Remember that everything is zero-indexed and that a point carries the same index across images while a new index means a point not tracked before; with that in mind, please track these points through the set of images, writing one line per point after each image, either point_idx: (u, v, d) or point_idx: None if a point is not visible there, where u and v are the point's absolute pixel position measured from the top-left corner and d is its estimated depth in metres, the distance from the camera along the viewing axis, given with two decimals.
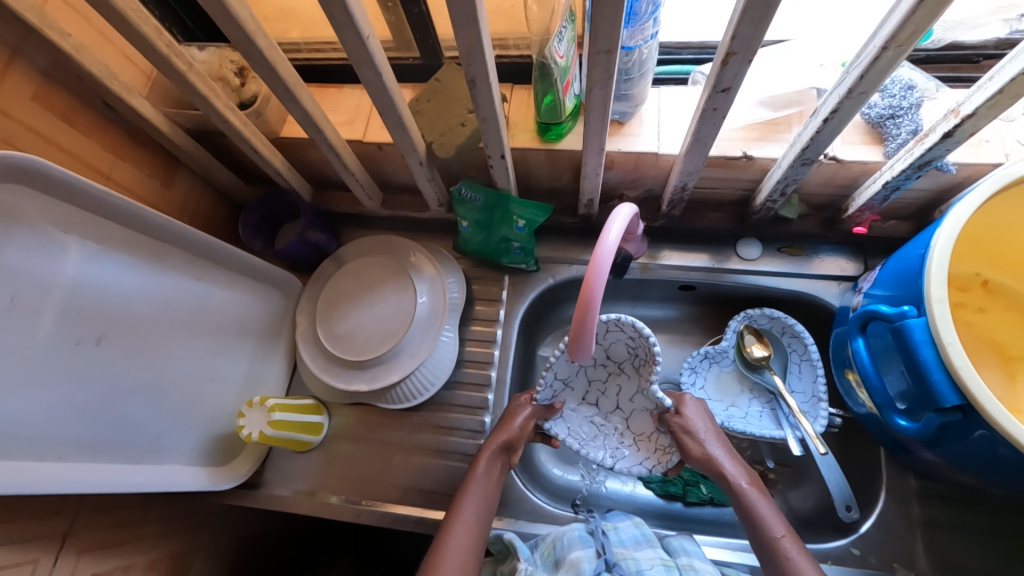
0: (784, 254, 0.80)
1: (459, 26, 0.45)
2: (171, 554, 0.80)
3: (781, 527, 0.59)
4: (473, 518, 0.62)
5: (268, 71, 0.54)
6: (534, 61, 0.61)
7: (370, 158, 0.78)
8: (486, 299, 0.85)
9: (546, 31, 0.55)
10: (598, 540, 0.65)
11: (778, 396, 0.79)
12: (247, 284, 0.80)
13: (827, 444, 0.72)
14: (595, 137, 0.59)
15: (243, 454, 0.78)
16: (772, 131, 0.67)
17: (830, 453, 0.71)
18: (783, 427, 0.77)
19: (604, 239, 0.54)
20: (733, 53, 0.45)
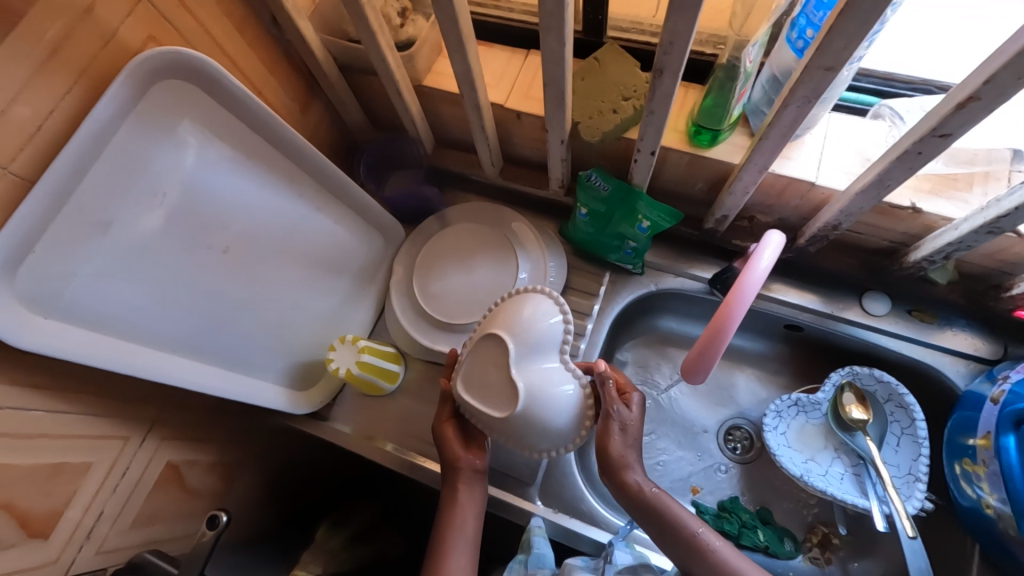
0: (912, 318, 0.74)
1: (674, 8, 0.42)
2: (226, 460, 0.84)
3: (696, 522, 0.57)
4: (468, 529, 0.63)
5: (449, 17, 0.53)
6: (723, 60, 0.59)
7: (504, 125, 0.77)
8: (581, 291, 0.83)
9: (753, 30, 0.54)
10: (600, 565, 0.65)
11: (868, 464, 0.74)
12: (357, 224, 0.80)
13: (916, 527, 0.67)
14: (763, 154, 0.55)
15: (319, 385, 0.80)
16: (948, 186, 0.61)
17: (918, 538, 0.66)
18: (868, 498, 0.72)
19: (753, 267, 0.52)
20: (976, 98, 0.40)
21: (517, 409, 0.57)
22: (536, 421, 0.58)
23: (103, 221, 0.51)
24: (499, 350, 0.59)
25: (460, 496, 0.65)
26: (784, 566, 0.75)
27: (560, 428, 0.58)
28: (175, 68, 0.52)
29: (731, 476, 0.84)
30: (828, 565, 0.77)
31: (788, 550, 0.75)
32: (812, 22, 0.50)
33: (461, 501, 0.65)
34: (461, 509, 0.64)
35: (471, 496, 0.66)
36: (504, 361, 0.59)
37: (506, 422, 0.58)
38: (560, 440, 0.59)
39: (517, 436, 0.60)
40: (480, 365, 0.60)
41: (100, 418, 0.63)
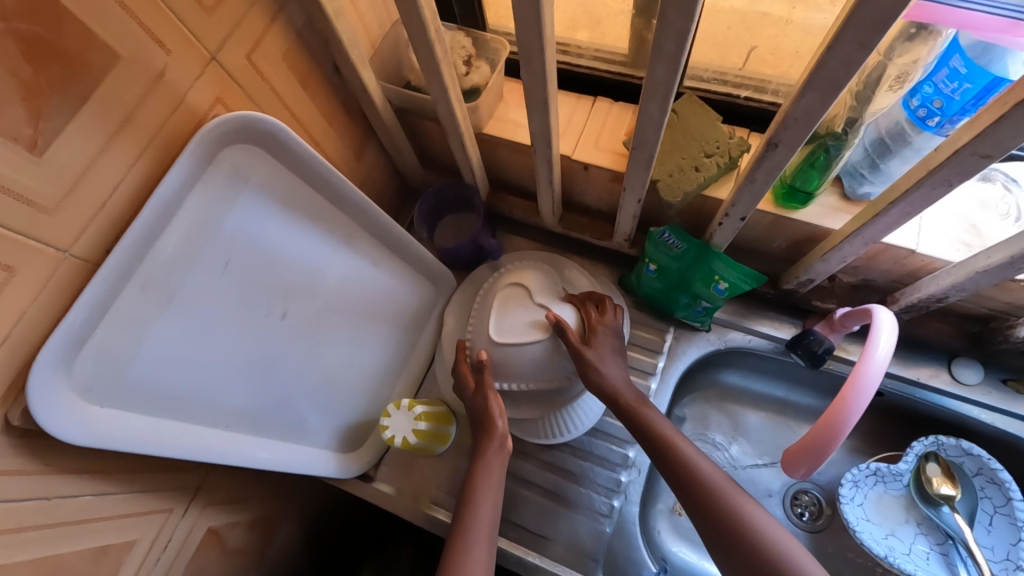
0: (1008, 388, 0.69)
1: (809, 87, 0.38)
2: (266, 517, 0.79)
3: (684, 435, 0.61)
4: (489, 510, 0.59)
5: (537, 77, 0.49)
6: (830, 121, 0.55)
7: (568, 175, 0.72)
8: (643, 346, 0.78)
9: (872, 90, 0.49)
10: None
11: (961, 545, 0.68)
12: (410, 274, 0.76)
13: None
14: (876, 228, 0.50)
15: (367, 443, 0.75)
16: None
17: None
18: None
19: (870, 360, 0.48)
20: None
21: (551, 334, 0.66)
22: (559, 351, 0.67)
23: (165, 297, 0.48)
24: (521, 289, 0.70)
25: (491, 476, 0.62)
26: None
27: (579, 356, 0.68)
28: (244, 132, 0.49)
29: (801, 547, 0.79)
30: None
31: None
32: (943, 104, 0.46)
33: (486, 488, 0.61)
34: (485, 495, 0.60)
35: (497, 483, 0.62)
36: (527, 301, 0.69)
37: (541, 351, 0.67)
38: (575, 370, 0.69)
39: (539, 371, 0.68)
40: (504, 309, 0.69)
41: (146, 493, 0.58)
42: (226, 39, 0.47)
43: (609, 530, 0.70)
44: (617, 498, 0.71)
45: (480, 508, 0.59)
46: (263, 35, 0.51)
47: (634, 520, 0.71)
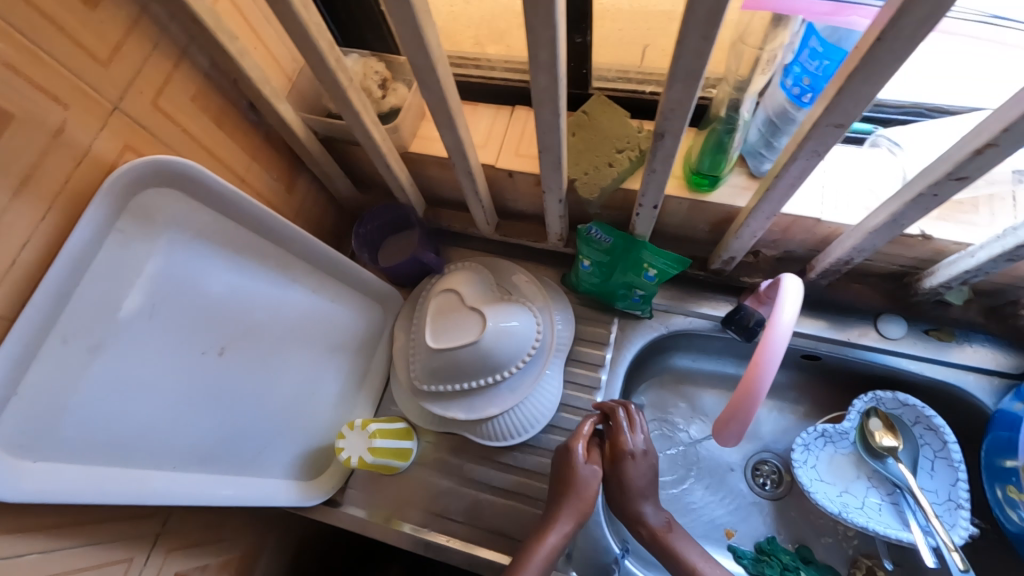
0: (930, 338, 0.73)
1: (672, 80, 0.42)
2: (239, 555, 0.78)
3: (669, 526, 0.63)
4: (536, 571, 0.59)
5: (437, 96, 0.52)
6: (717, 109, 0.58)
7: (496, 183, 0.75)
8: (591, 340, 0.80)
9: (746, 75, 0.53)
10: None
11: (906, 492, 0.71)
12: (355, 297, 0.78)
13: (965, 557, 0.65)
14: (772, 202, 0.54)
15: (330, 469, 0.75)
16: (955, 211, 0.60)
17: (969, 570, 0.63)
18: (910, 529, 0.70)
19: (775, 327, 0.51)
20: (994, 145, 0.39)
21: (483, 330, 0.70)
22: (494, 346, 0.71)
23: (94, 346, 0.48)
24: (453, 296, 0.74)
25: (547, 541, 0.61)
26: None
27: (513, 349, 0.72)
28: (156, 176, 0.50)
29: (766, 516, 0.81)
30: None
31: None
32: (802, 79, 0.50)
33: (540, 551, 0.60)
34: (540, 554, 0.60)
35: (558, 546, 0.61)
36: (458, 304, 0.73)
37: (476, 345, 0.70)
38: (511, 359, 0.73)
39: (478, 368, 0.71)
40: (437, 316, 0.73)
41: (99, 544, 0.58)
42: (129, 89, 0.49)
43: (574, 523, 0.72)
44: None
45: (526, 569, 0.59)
46: (167, 81, 0.52)
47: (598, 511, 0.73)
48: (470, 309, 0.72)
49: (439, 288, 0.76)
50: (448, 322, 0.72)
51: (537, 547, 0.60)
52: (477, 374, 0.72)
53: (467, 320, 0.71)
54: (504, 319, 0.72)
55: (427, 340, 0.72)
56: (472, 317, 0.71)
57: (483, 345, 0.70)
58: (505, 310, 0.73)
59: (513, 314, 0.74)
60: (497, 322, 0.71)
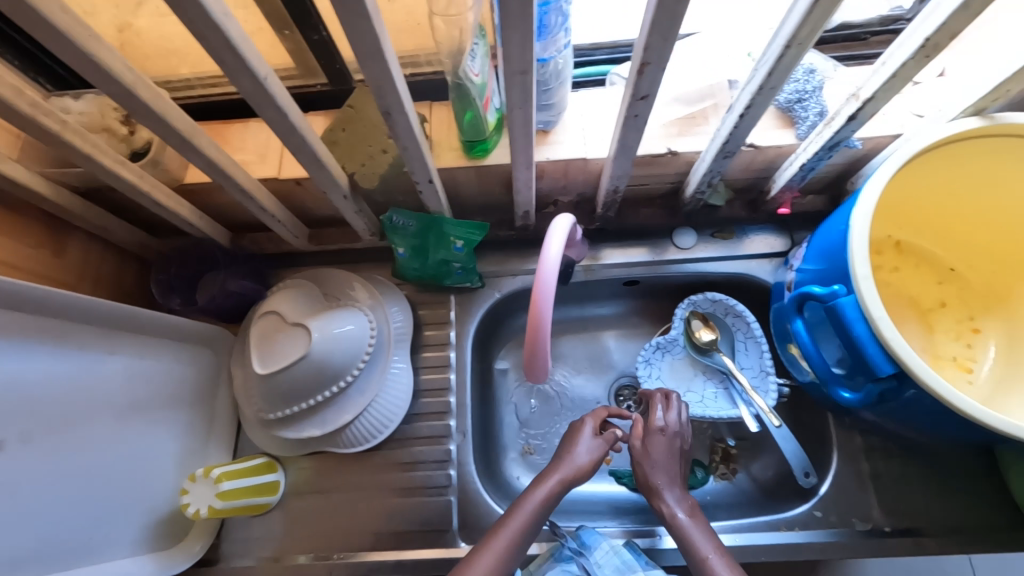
0: (717, 240, 0.82)
1: (363, 60, 0.43)
2: None
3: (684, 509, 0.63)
4: (519, 527, 0.61)
5: (157, 122, 0.49)
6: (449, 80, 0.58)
7: (288, 195, 0.74)
8: (433, 322, 0.82)
9: (456, 53, 0.52)
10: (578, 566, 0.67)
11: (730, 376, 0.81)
12: (174, 346, 0.73)
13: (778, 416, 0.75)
14: (521, 153, 0.58)
15: (195, 529, 0.73)
16: (691, 125, 0.68)
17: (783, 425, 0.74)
18: (738, 406, 0.80)
19: (544, 262, 0.54)
20: (647, 63, 0.45)
21: (310, 343, 0.69)
22: (326, 355, 0.70)
23: None
24: (273, 316, 0.72)
25: (534, 498, 0.63)
26: (702, 493, 0.84)
27: (348, 353, 0.72)
28: None
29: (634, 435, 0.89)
30: (735, 475, 0.84)
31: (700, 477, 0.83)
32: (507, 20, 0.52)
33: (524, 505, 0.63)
34: (523, 510, 0.62)
35: (545, 507, 0.63)
36: (281, 324, 0.71)
37: (305, 360, 0.69)
38: (349, 363, 0.73)
39: (316, 381, 0.71)
40: (261, 341, 0.71)
41: None
42: None
43: (454, 498, 0.75)
44: (452, 467, 0.76)
45: (503, 533, 0.61)
46: None
47: (474, 480, 0.76)
48: (293, 324, 0.71)
49: (258, 312, 0.73)
50: (274, 345, 0.70)
51: (516, 510, 0.63)
52: (318, 386, 0.71)
53: (292, 337, 0.70)
54: (332, 326, 0.72)
55: (256, 368, 0.69)
56: (296, 332, 0.70)
57: (314, 357, 0.69)
58: (331, 316, 0.73)
59: (341, 319, 0.73)
60: (324, 331, 0.70)
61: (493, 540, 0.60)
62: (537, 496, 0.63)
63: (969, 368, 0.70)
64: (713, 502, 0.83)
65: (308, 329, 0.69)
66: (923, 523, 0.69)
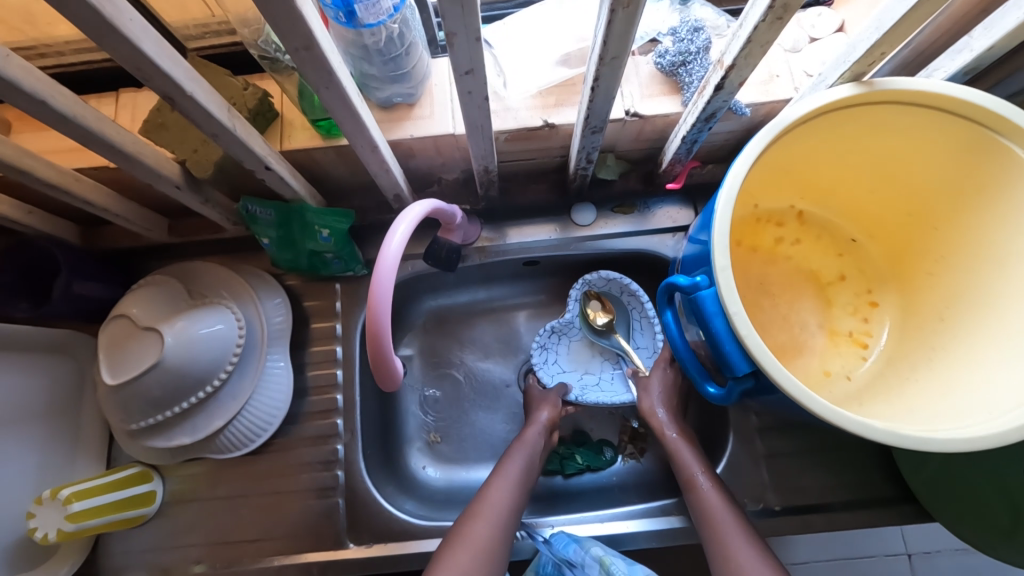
0: (618, 214, 0.77)
1: (102, 38, 0.35)
2: None
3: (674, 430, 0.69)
4: (512, 477, 0.65)
5: None
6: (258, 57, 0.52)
7: (129, 184, 0.66)
8: (319, 315, 0.77)
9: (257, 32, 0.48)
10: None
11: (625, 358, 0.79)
12: (19, 359, 0.67)
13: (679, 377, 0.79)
14: (359, 135, 0.51)
15: (64, 547, 0.69)
16: (571, 93, 0.62)
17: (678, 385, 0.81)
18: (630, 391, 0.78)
19: (384, 252, 0.50)
20: (453, 34, 0.38)
21: (163, 349, 0.63)
22: (182, 360, 0.64)
23: None
24: (124, 321, 0.65)
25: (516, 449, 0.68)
26: (609, 474, 0.82)
27: (212, 357, 0.66)
28: None
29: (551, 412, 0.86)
30: (643, 455, 0.83)
31: (607, 458, 0.82)
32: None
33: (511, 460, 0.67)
34: (516, 452, 0.68)
35: (534, 453, 0.69)
36: (134, 329, 0.65)
37: (156, 368, 0.63)
38: (213, 367, 0.67)
39: (177, 388, 0.65)
40: (111, 348, 0.64)
41: None
42: None
43: (342, 499, 0.71)
44: (340, 468, 0.72)
45: (497, 482, 0.65)
46: None
47: (364, 481, 0.72)
48: (145, 330, 0.64)
49: (109, 317, 0.66)
50: (124, 352, 0.64)
51: (507, 462, 0.67)
52: (181, 395, 0.66)
53: (143, 344, 0.64)
54: (191, 327, 0.65)
55: (105, 379, 0.64)
56: (147, 338, 0.64)
57: (169, 365, 0.63)
58: (189, 317, 0.66)
59: (202, 319, 0.67)
60: (179, 334, 0.64)
61: (489, 490, 0.64)
62: (527, 442, 0.70)
63: (864, 344, 0.68)
64: (619, 483, 0.82)
65: (160, 333, 0.63)
66: (814, 499, 0.68)
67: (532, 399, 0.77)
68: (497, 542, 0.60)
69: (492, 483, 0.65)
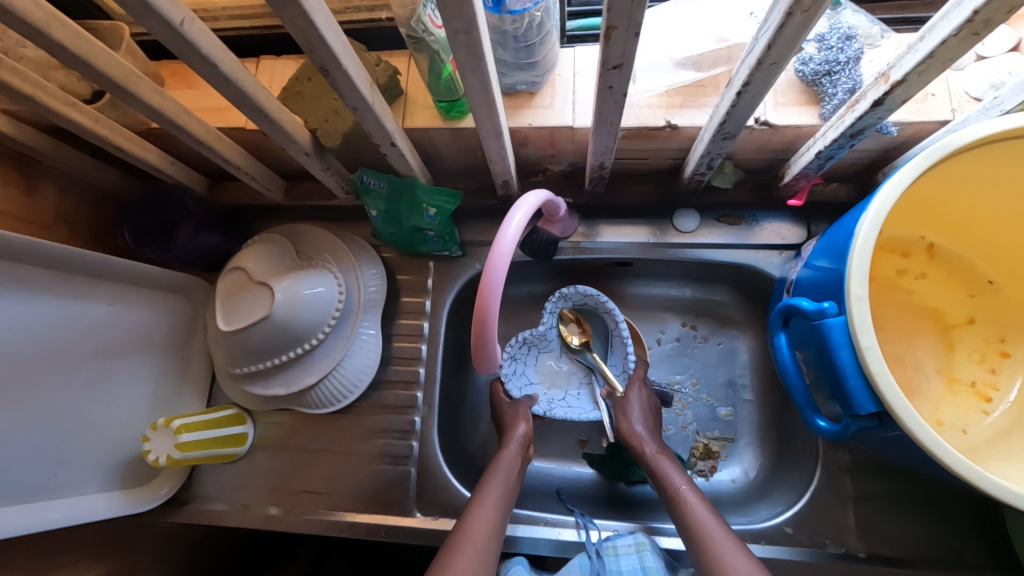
0: (722, 224, 0.74)
1: (280, 8, 0.37)
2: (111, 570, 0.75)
3: (653, 447, 0.67)
4: (493, 500, 0.62)
5: (83, 68, 0.45)
6: (404, 33, 0.51)
7: (258, 146, 0.71)
8: (410, 290, 0.80)
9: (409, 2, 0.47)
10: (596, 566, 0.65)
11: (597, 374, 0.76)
12: (147, 296, 0.74)
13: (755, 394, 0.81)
14: (487, 121, 0.51)
15: (166, 471, 0.76)
16: (697, 94, 0.60)
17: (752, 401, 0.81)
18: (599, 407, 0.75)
19: (502, 234, 0.50)
20: (614, 27, 0.37)
21: (272, 304, 0.67)
22: (287, 316, 0.68)
23: None
24: (240, 273, 0.70)
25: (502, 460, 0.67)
26: None
27: (313, 318, 0.70)
28: None
29: None
30: (713, 474, 0.79)
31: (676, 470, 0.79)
32: None
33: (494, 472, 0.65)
34: (495, 476, 0.64)
35: (512, 470, 0.66)
36: (248, 281, 0.69)
37: (264, 320, 0.67)
38: (312, 326, 0.70)
39: (280, 341, 0.69)
40: (227, 297, 0.69)
41: None
42: None
43: (414, 469, 0.74)
44: (415, 439, 0.75)
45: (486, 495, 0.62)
46: None
47: (436, 457, 0.74)
48: (258, 283, 0.68)
49: (227, 267, 0.71)
50: (238, 301, 0.69)
51: (490, 478, 0.64)
52: (283, 349, 0.70)
53: (256, 298, 0.68)
54: (299, 287, 0.69)
55: (220, 325, 0.69)
56: (259, 291, 0.68)
57: (275, 319, 0.67)
58: (299, 277, 0.70)
59: (309, 281, 0.70)
60: (288, 292, 0.68)
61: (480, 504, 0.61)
62: (506, 456, 0.67)
63: (987, 398, 0.62)
64: None
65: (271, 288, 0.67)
66: (905, 553, 0.64)
67: (503, 416, 0.75)
68: (485, 550, 0.57)
69: (472, 514, 0.60)
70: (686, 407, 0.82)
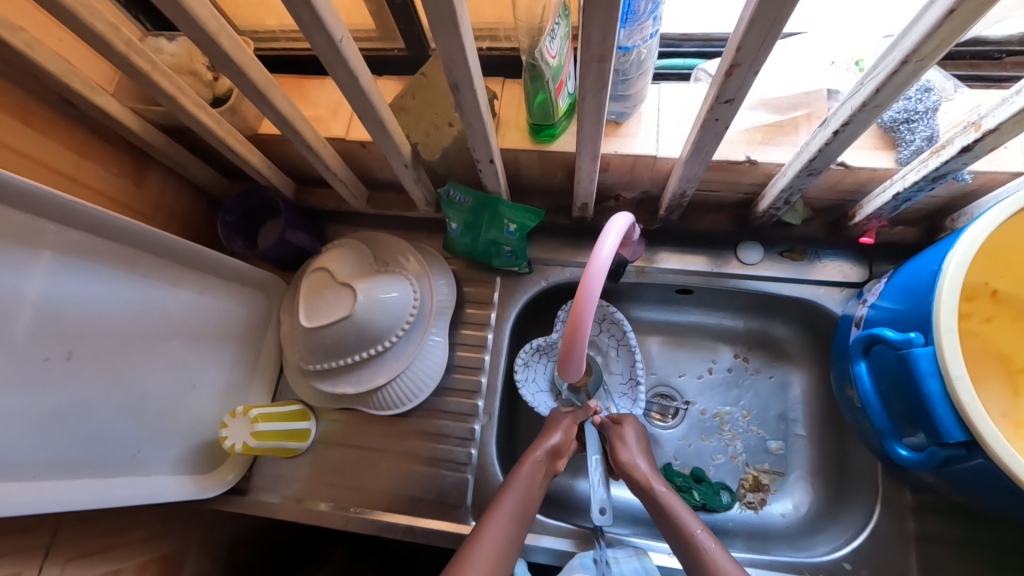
0: (785, 259, 0.77)
1: (437, 31, 0.41)
2: (163, 555, 0.75)
3: (661, 484, 0.64)
4: (500, 530, 0.59)
5: (235, 72, 0.50)
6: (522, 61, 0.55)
7: (353, 155, 0.76)
8: (477, 301, 0.83)
9: (535, 32, 0.49)
10: (599, 571, 0.65)
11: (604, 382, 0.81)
12: (231, 288, 0.77)
13: (804, 432, 0.82)
14: (588, 144, 0.55)
15: (229, 460, 0.78)
16: (777, 133, 0.63)
17: (803, 436, 0.82)
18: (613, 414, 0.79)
19: (598, 253, 0.50)
20: (737, 65, 0.41)
21: (354, 305, 0.70)
22: (368, 318, 0.71)
23: None
24: (325, 273, 0.73)
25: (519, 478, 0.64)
26: (723, 519, 0.79)
27: (391, 321, 0.73)
28: None
29: (687, 441, 0.84)
30: (763, 506, 0.79)
31: (724, 501, 0.78)
32: (629, 8, 0.48)
33: (507, 496, 0.62)
34: (509, 495, 0.62)
35: (528, 485, 0.63)
36: (332, 282, 0.72)
37: (348, 319, 0.70)
38: (387, 329, 0.73)
39: (356, 340, 0.72)
40: (312, 295, 0.73)
41: None
42: None
43: (471, 476, 0.75)
44: (474, 446, 0.76)
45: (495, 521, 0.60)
46: None
47: (492, 465, 0.76)
48: (342, 283, 0.72)
49: (312, 267, 0.75)
50: (321, 302, 0.72)
51: (506, 496, 0.62)
52: (360, 349, 0.73)
53: (338, 298, 0.71)
54: (380, 292, 0.72)
55: (302, 321, 0.72)
56: (343, 291, 0.71)
57: (357, 319, 0.70)
58: (379, 282, 0.73)
59: (388, 287, 0.73)
60: (369, 296, 0.71)
61: (485, 531, 0.59)
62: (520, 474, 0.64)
63: None
64: (734, 530, 0.78)
65: (355, 291, 0.70)
66: None
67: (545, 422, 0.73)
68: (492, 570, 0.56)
69: (480, 535, 0.59)
70: (735, 436, 0.83)
